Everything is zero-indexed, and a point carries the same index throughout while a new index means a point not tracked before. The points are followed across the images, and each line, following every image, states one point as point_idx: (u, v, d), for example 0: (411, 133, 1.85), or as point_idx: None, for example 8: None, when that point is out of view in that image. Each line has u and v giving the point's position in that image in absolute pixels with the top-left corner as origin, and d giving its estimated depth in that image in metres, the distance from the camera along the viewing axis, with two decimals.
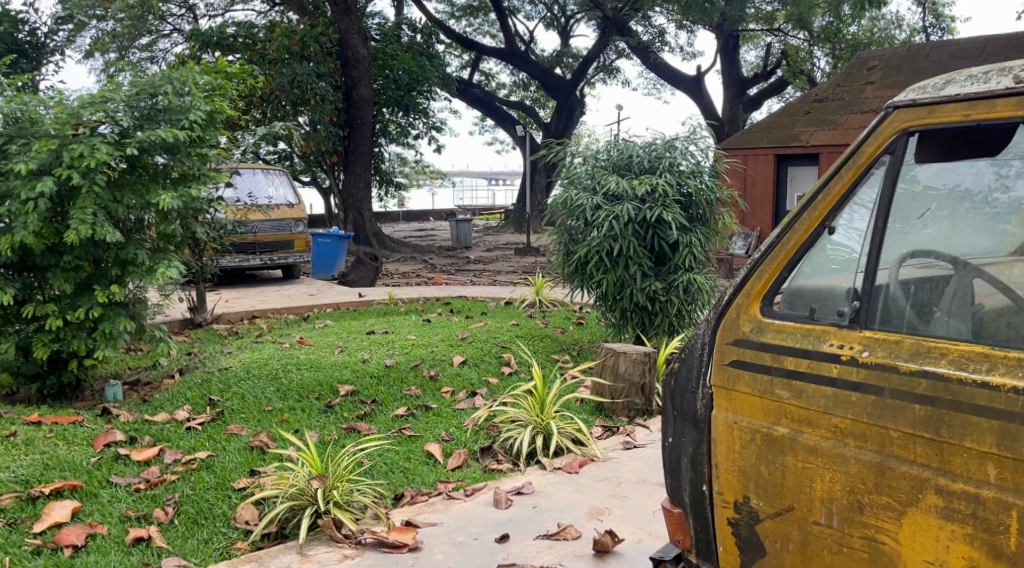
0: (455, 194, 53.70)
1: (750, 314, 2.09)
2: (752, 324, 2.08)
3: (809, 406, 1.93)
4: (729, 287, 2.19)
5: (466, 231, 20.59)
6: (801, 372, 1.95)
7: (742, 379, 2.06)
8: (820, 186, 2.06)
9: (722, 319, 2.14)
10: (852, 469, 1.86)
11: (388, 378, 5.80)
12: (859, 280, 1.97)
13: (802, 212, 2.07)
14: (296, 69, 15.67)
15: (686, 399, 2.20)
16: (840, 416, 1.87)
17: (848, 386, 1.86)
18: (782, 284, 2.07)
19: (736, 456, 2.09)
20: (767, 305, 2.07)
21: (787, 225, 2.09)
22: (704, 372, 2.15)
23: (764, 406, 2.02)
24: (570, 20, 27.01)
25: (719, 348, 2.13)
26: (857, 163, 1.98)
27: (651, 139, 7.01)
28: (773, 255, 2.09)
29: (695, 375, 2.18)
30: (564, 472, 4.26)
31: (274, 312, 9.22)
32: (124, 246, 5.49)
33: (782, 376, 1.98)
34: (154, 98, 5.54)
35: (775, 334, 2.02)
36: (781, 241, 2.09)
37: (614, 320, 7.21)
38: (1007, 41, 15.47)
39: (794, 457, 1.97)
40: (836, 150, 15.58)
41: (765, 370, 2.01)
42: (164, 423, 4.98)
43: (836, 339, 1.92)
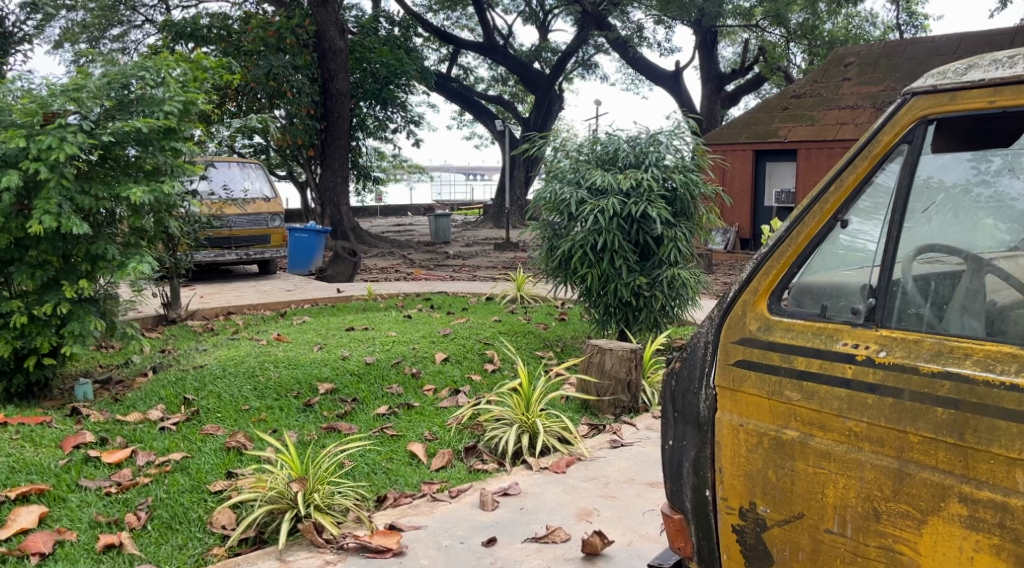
0: (433, 190, 53.49)
1: (756, 312, 2.00)
2: (759, 322, 1.99)
3: (823, 408, 1.84)
4: (734, 284, 2.10)
5: (444, 226, 20.46)
6: (812, 372, 1.86)
7: (748, 380, 1.98)
8: (830, 178, 1.98)
9: (726, 316, 2.05)
10: (866, 475, 1.79)
11: (368, 375, 5.68)
12: (874, 275, 1.89)
13: (812, 204, 1.98)
14: (273, 61, 15.41)
15: (688, 400, 2.12)
16: (854, 419, 1.79)
17: (863, 388, 1.77)
18: (790, 280, 1.98)
19: (742, 461, 2.01)
20: (774, 302, 1.99)
21: (797, 217, 2.00)
22: (708, 370, 2.06)
23: (773, 409, 1.94)
24: (548, 15, 26.91)
25: (723, 347, 2.04)
26: (873, 152, 1.90)
27: (636, 133, 6.93)
28: (781, 252, 2.01)
29: (699, 375, 2.09)
30: (551, 472, 4.17)
31: (251, 308, 9.04)
32: (94, 241, 5.32)
33: (791, 377, 1.90)
34: (127, 89, 5.39)
35: (784, 332, 1.93)
36: (790, 235, 2.00)
37: (597, 316, 7.12)
38: (980, 39, 15.61)
39: (804, 462, 1.89)
40: (814, 146, 15.60)
41: (773, 371, 1.93)
42: (136, 424, 4.83)
43: (850, 339, 1.83)
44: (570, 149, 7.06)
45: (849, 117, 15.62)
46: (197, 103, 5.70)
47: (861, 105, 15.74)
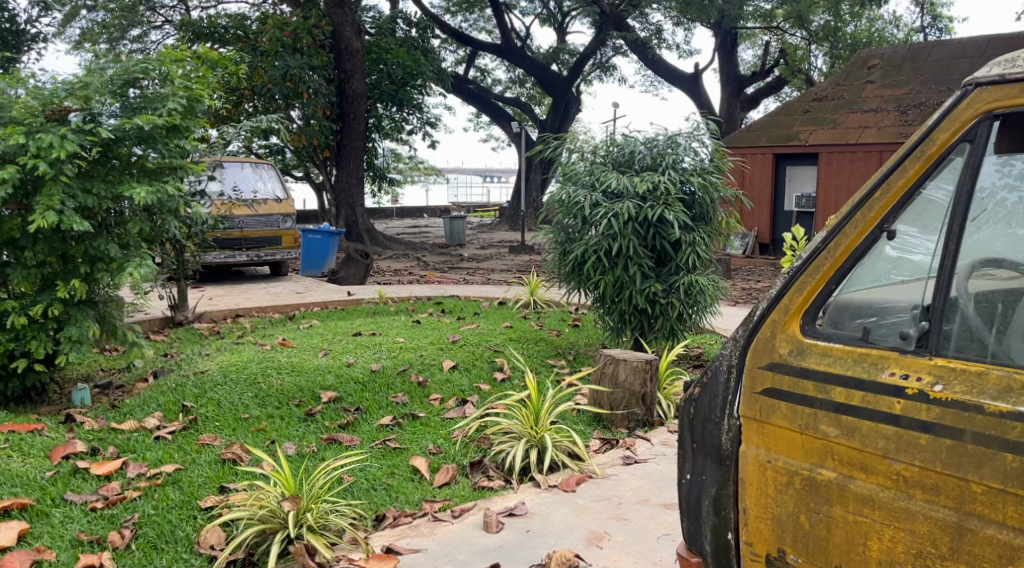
0: (449, 192, 53.49)
1: (788, 333, 1.77)
2: (789, 345, 1.76)
3: (866, 447, 1.62)
4: (761, 300, 1.87)
5: (460, 228, 20.29)
6: (854, 405, 1.64)
7: (778, 410, 1.76)
8: (872, 184, 1.76)
9: (753, 338, 1.82)
10: (918, 526, 1.57)
11: (373, 384, 5.48)
12: (928, 294, 1.66)
13: (854, 211, 1.75)
14: (289, 61, 15.26)
15: (708, 430, 1.90)
16: (904, 462, 1.57)
17: (914, 427, 1.55)
18: (826, 298, 1.76)
19: (770, 503, 1.80)
20: (809, 323, 1.76)
21: (836, 227, 1.77)
22: (731, 398, 1.85)
23: (806, 443, 1.73)
24: (566, 17, 26.69)
25: (748, 373, 1.82)
26: (929, 151, 1.66)
27: (654, 134, 6.70)
28: (816, 266, 1.77)
29: (720, 402, 1.88)
30: (560, 491, 3.95)
31: (259, 311, 8.89)
32: (93, 241, 5.13)
33: (829, 410, 1.68)
34: (133, 87, 5.21)
35: (819, 357, 1.71)
36: (828, 246, 1.77)
37: (612, 323, 6.86)
38: (1008, 41, 15.23)
39: (843, 508, 1.68)
40: (835, 149, 15.32)
41: (808, 403, 1.71)
42: (131, 432, 4.65)
43: (898, 368, 1.60)
44: (586, 151, 6.85)
45: (872, 120, 15.28)
46: (203, 100, 5.50)
47: (885, 108, 15.41)
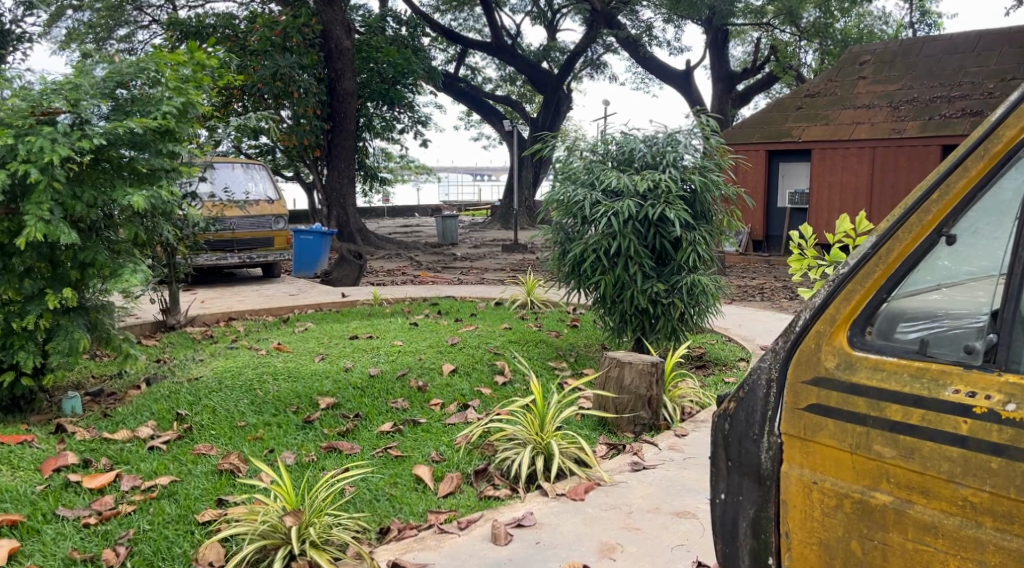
0: (440, 191, 53.37)
1: (834, 345, 1.67)
2: (837, 358, 1.66)
3: (927, 470, 1.53)
4: (803, 309, 1.77)
5: (452, 227, 20.16)
6: (914, 425, 1.54)
7: (825, 429, 1.67)
8: (927, 186, 1.66)
9: (795, 349, 1.73)
10: (988, 556, 1.47)
11: (372, 389, 5.36)
12: (995, 302, 1.55)
13: (909, 214, 1.65)
14: (279, 60, 15.05)
15: (747, 448, 1.81)
16: (971, 487, 1.47)
17: (982, 449, 1.45)
18: (877, 307, 1.65)
19: (818, 526, 1.71)
20: (858, 335, 1.66)
21: (887, 230, 1.68)
22: (773, 414, 1.76)
23: (857, 464, 1.63)
24: (557, 14, 26.55)
25: (791, 388, 1.72)
26: (995, 151, 1.58)
27: (653, 132, 6.61)
28: (865, 273, 1.67)
29: (760, 418, 1.79)
30: (568, 499, 3.84)
31: (252, 314, 8.74)
32: (83, 247, 5.00)
33: (884, 429, 1.58)
34: (125, 88, 5.05)
35: (871, 372, 1.60)
36: (880, 251, 1.67)
37: (612, 324, 6.75)
38: (1000, 36, 15.17)
39: (900, 534, 1.59)
40: (829, 146, 15.38)
41: (859, 421, 1.61)
42: (125, 443, 4.52)
43: (961, 385, 1.49)
44: (584, 149, 6.74)
45: (865, 116, 15.30)
46: (197, 102, 5.38)
47: (878, 104, 15.38)
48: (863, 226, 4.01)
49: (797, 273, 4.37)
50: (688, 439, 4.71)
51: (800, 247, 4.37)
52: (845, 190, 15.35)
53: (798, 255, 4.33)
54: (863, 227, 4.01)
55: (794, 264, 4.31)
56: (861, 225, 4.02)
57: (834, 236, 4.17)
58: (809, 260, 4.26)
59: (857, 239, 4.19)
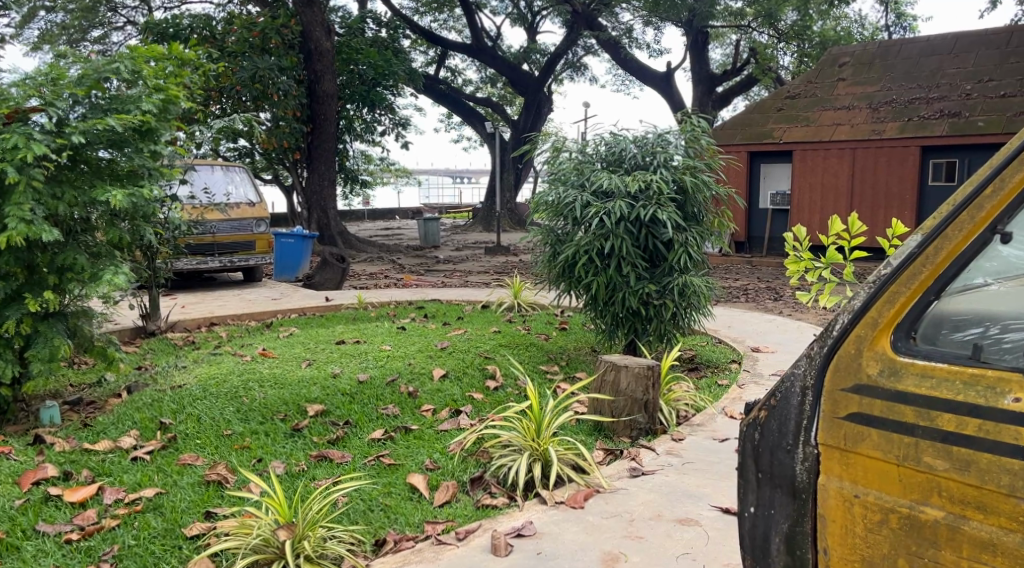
0: (421, 195, 53.26)
1: (876, 351, 1.60)
2: (879, 364, 1.59)
3: (984, 485, 1.45)
4: (843, 313, 1.71)
5: (433, 229, 20.04)
6: (967, 435, 1.47)
7: (868, 439, 1.60)
8: (980, 181, 1.59)
9: (833, 354, 1.67)
10: None
11: (362, 395, 5.23)
12: None
13: (957, 212, 1.58)
14: (258, 63, 14.91)
15: (781, 459, 1.76)
16: None
17: None
18: (923, 309, 1.58)
19: (859, 542, 1.65)
20: (901, 339, 1.59)
21: (934, 230, 1.60)
22: (809, 423, 1.70)
23: (904, 477, 1.57)
24: (537, 16, 26.51)
25: (829, 395, 1.67)
26: None
27: (643, 132, 6.55)
28: (912, 273, 1.59)
29: (795, 427, 1.73)
30: (568, 508, 3.75)
31: (234, 319, 8.56)
32: (62, 250, 4.85)
33: (935, 440, 1.51)
34: (103, 88, 4.89)
35: (917, 379, 1.53)
36: (926, 252, 1.59)
37: (604, 326, 6.66)
38: (977, 38, 15.29)
39: (951, 552, 1.52)
40: (809, 147, 15.43)
41: (907, 431, 1.54)
42: (106, 453, 4.38)
43: (1019, 395, 1.42)
44: (574, 150, 6.67)
45: (845, 117, 15.37)
46: (176, 100, 5.22)
47: (858, 105, 15.45)
48: (856, 226, 3.92)
49: (795, 276, 4.30)
50: (686, 443, 4.65)
51: (795, 250, 4.28)
52: (826, 190, 15.41)
53: (794, 258, 4.26)
54: (858, 227, 3.92)
55: (790, 268, 4.24)
56: (855, 226, 3.92)
57: (828, 237, 4.09)
58: (804, 263, 4.18)
59: (853, 240, 4.08)
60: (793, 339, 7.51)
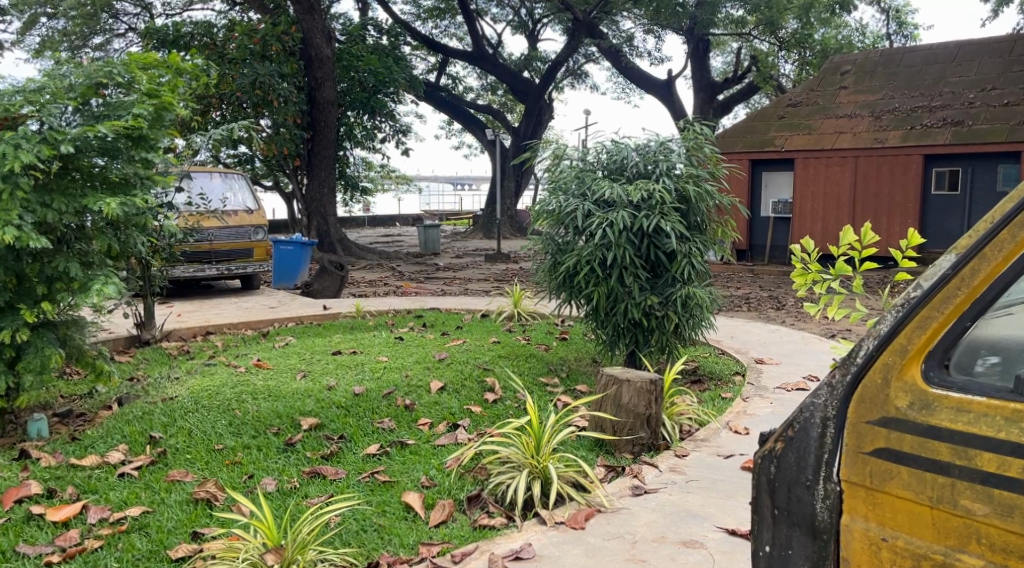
0: (421, 202, 53.27)
1: (905, 381, 1.50)
2: (909, 396, 1.50)
3: None
4: (867, 339, 1.61)
5: (433, 236, 19.95)
6: (1010, 476, 1.37)
7: (898, 476, 1.51)
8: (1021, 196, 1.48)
9: (858, 384, 1.57)
10: None
11: (357, 408, 5.11)
12: None
13: (995, 230, 1.47)
14: (259, 68, 14.80)
15: (800, 495, 1.65)
16: None
17: None
18: (957, 336, 1.48)
19: None
20: (933, 369, 1.49)
21: (968, 249, 1.50)
22: (831, 458, 1.60)
23: (938, 520, 1.47)
24: (538, 24, 26.50)
25: (854, 427, 1.57)
26: None
27: (645, 140, 6.43)
28: (946, 295, 1.49)
29: (815, 462, 1.62)
30: (568, 529, 3.62)
31: (230, 328, 8.44)
32: (52, 259, 4.73)
33: (972, 480, 1.41)
34: (95, 94, 4.76)
35: (953, 413, 1.44)
36: (961, 273, 1.49)
37: (605, 338, 6.53)
38: (980, 46, 15.23)
39: None
40: (811, 155, 15.32)
41: (943, 470, 1.45)
42: (93, 469, 4.25)
43: None
44: (575, 158, 6.56)
45: (847, 125, 15.28)
46: (171, 106, 5.09)
47: (860, 113, 15.36)
48: (868, 237, 3.81)
49: (802, 288, 4.18)
50: (689, 460, 4.52)
51: (803, 261, 4.16)
52: (828, 199, 15.30)
53: (801, 269, 4.14)
54: (869, 238, 3.81)
55: (797, 280, 4.12)
56: (867, 237, 3.81)
57: (838, 248, 3.97)
58: (812, 275, 4.06)
59: (863, 250, 3.96)
60: (797, 350, 7.39)
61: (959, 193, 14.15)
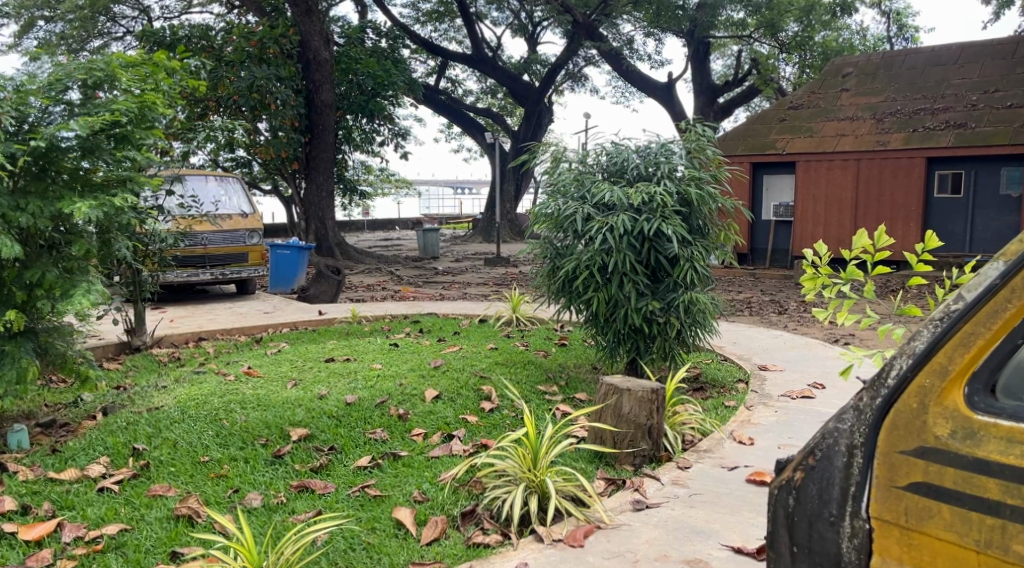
0: (421, 205, 53.17)
1: (945, 406, 1.40)
2: (949, 424, 1.39)
3: None
4: (901, 358, 1.50)
5: (433, 240, 19.78)
6: None
7: (940, 515, 1.39)
8: None
9: (890, 409, 1.46)
10: None
11: (349, 418, 4.94)
12: None
13: None
14: (256, 72, 14.61)
15: (824, 532, 1.53)
16: None
17: None
18: (1005, 357, 1.37)
19: None
20: (976, 393, 1.39)
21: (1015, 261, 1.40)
22: (859, 491, 1.49)
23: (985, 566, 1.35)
24: (538, 27, 26.36)
25: (886, 459, 1.45)
26: None
27: (646, 142, 6.29)
28: (993, 310, 1.38)
29: (840, 495, 1.51)
30: (566, 547, 3.45)
31: (224, 334, 8.28)
32: (29, 265, 4.54)
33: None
34: (74, 91, 4.58)
35: (1000, 445, 1.33)
36: (1006, 287, 1.39)
37: (605, 344, 6.35)
38: (981, 48, 15.10)
39: None
40: (812, 158, 15.16)
41: (991, 510, 1.33)
42: (72, 483, 4.10)
43: None
44: (574, 161, 6.41)
45: (849, 128, 15.12)
46: (155, 107, 4.91)
47: (861, 116, 15.20)
48: (882, 240, 3.65)
49: (812, 293, 4.02)
50: (692, 472, 4.36)
51: (813, 265, 4.01)
52: (831, 202, 15.13)
53: (810, 273, 3.97)
54: (884, 241, 3.65)
55: (807, 284, 3.96)
56: (881, 239, 3.65)
57: (850, 252, 3.81)
58: (822, 279, 3.90)
59: (877, 254, 3.80)
60: (801, 356, 7.23)
61: (962, 196, 14.03)
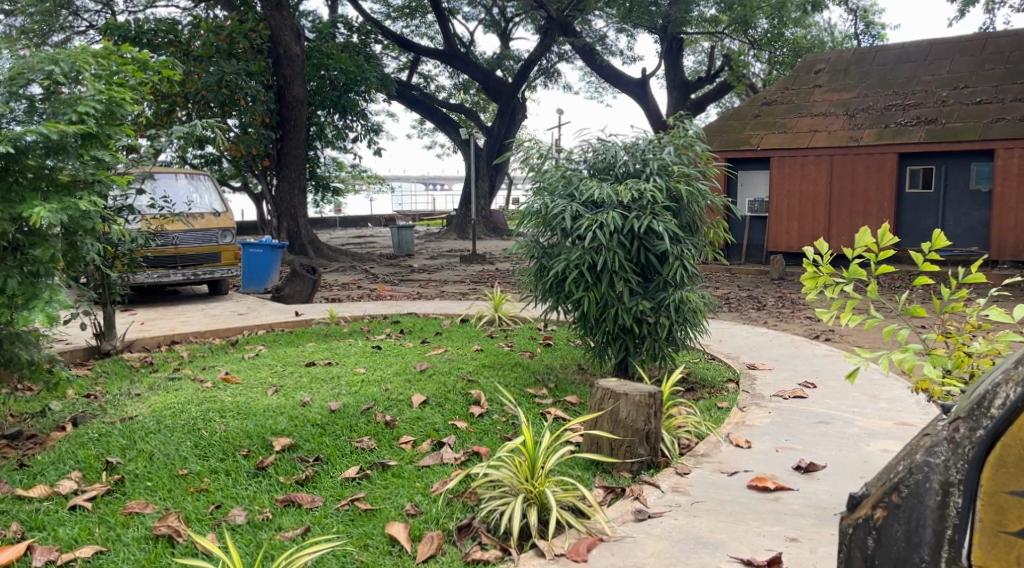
0: (394, 202, 52.81)
1: None
2: None
3: None
4: (1008, 384, 1.31)
5: (407, 238, 19.49)
6: None
7: None
8: None
9: (994, 445, 1.30)
10: None
11: (334, 426, 4.74)
12: None
13: None
14: (225, 67, 14.24)
15: None
16: None
17: None
18: None
19: None
20: None
21: None
22: (957, 535, 1.35)
23: None
24: (510, 23, 26.16)
25: (995, 501, 1.31)
26: None
27: (634, 138, 6.16)
28: None
29: (933, 538, 1.38)
30: (569, 562, 3.30)
31: (197, 337, 8.02)
32: None
33: None
34: (37, 85, 4.33)
35: None
36: None
37: (595, 345, 6.20)
38: (951, 45, 15.22)
39: None
40: (788, 154, 15.15)
41: None
42: (42, 501, 3.87)
43: None
44: (562, 158, 6.26)
45: (823, 124, 15.14)
46: (124, 104, 4.67)
47: (834, 112, 15.23)
48: (887, 238, 3.53)
49: (812, 292, 3.90)
50: (692, 478, 4.24)
51: (814, 264, 3.89)
52: (807, 198, 15.13)
53: (811, 272, 3.85)
54: (888, 239, 3.54)
55: (808, 283, 3.84)
56: (885, 238, 3.53)
57: (854, 250, 3.69)
58: (823, 278, 3.79)
59: (880, 252, 3.68)
60: (789, 354, 7.14)
61: (933, 191, 14.10)
